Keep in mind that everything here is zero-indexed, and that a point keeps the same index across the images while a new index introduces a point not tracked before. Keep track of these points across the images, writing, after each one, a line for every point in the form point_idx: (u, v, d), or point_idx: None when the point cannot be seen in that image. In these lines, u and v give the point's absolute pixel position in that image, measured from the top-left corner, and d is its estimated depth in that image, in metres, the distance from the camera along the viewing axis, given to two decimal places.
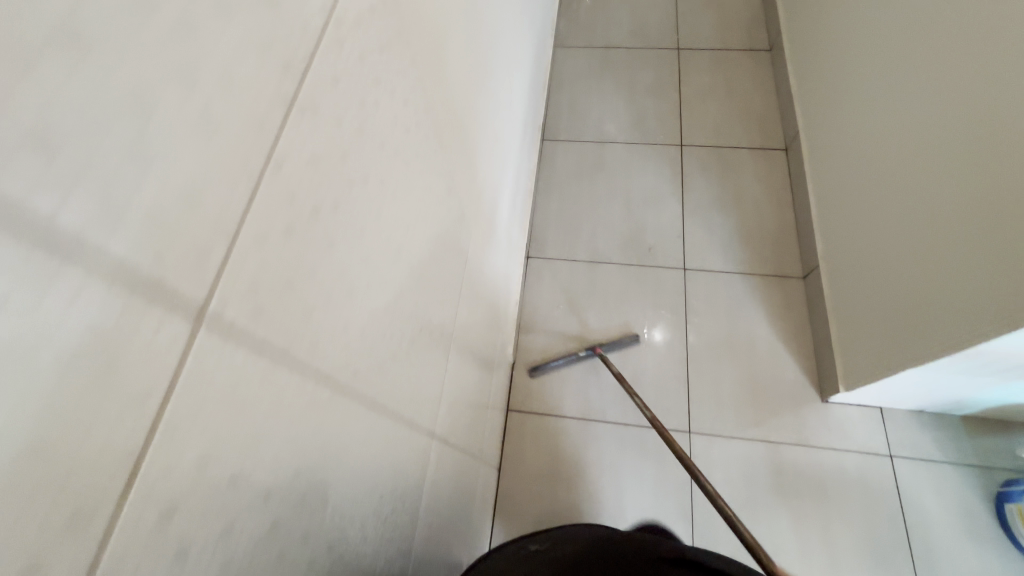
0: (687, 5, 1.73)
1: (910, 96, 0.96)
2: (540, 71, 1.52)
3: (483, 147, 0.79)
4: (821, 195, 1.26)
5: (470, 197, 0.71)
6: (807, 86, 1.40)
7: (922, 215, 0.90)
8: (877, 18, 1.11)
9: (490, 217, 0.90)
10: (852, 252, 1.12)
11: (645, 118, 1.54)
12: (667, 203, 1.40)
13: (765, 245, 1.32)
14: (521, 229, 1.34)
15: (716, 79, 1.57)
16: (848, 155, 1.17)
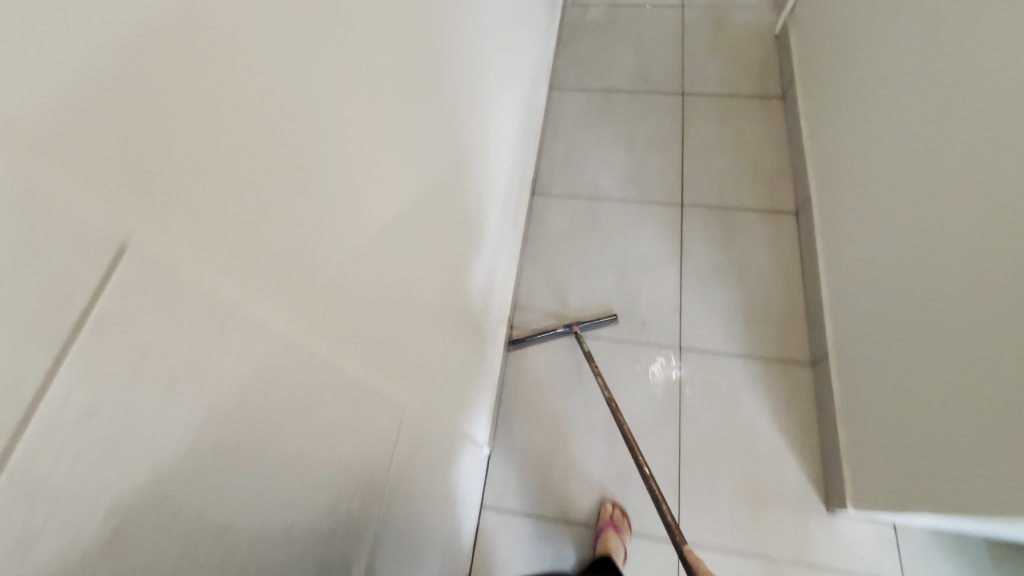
0: (694, 46, 1.63)
1: (940, 170, 0.84)
2: (533, 121, 1.45)
3: (429, 231, 0.70)
4: (830, 272, 1.15)
5: (401, 299, 0.62)
6: (819, 145, 1.29)
7: (945, 310, 0.79)
8: (905, 71, 0.99)
9: (442, 299, 0.81)
10: (859, 343, 1.02)
11: (644, 172, 1.43)
12: (664, 272, 1.30)
13: (770, 325, 1.21)
14: (505, 294, 1.26)
15: (722, 130, 1.46)
16: (858, 233, 1.08)
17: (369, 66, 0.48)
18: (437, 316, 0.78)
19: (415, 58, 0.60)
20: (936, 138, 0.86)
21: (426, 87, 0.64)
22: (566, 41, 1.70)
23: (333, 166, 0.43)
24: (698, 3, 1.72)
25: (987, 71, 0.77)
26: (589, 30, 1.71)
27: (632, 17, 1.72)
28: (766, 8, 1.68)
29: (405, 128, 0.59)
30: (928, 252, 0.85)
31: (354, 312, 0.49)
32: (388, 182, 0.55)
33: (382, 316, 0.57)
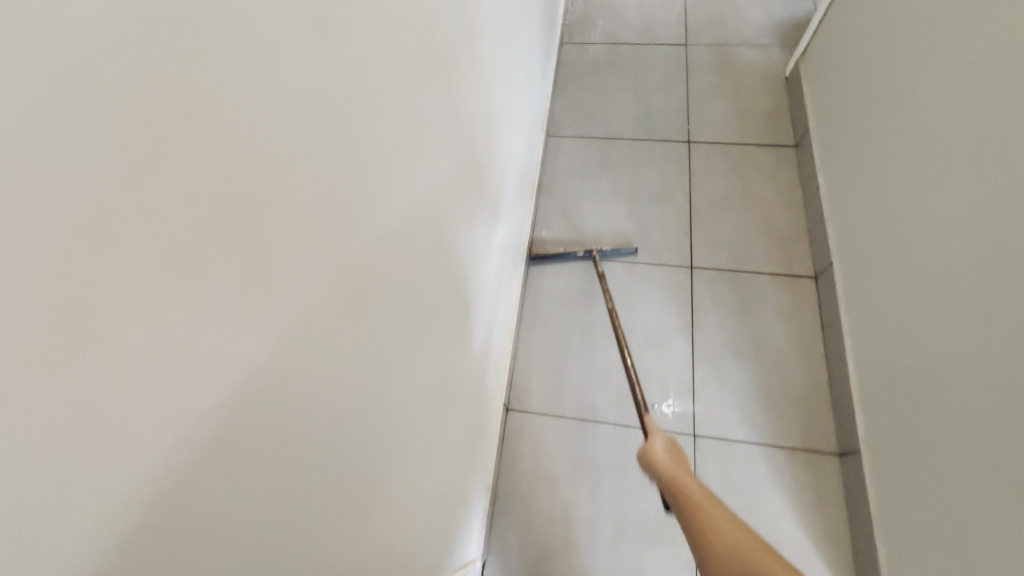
0: (699, 90, 1.54)
1: (993, 242, 0.73)
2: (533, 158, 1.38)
3: (408, 309, 0.60)
4: (856, 339, 1.05)
5: (368, 407, 0.52)
6: (838, 192, 1.20)
7: (1012, 413, 0.68)
8: (931, 120, 0.89)
9: (426, 394, 0.70)
10: (892, 418, 0.92)
11: (649, 231, 1.33)
12: (673, 344, 1.19)
13: (791, 408, 1.10)
14: (505, 349, 1.17)
15: (732, 183, 1.37)
16: (883, 287, 0.99)
17: (345, 123, 0.40)
18: (418, 411, 0.68)
19: (396, 109, 0.51)
20: (967, 187, 0.79)
21: (410, 136, 0.55)
22: (564, 83, 1.61)
23: (299, 255, 0.35)
24: (703, 42, 1.63)
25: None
26: (586, 72, 1.62)
27: (633, 56, 1.63)
28: (774, 48, 1.59)
29: (384, 189, 0.50)
30: (971, 313, 0.76)
31: (296, 458, 0.39)
32: (358, 269, 0.46)
33: (339, 446, 0.46)
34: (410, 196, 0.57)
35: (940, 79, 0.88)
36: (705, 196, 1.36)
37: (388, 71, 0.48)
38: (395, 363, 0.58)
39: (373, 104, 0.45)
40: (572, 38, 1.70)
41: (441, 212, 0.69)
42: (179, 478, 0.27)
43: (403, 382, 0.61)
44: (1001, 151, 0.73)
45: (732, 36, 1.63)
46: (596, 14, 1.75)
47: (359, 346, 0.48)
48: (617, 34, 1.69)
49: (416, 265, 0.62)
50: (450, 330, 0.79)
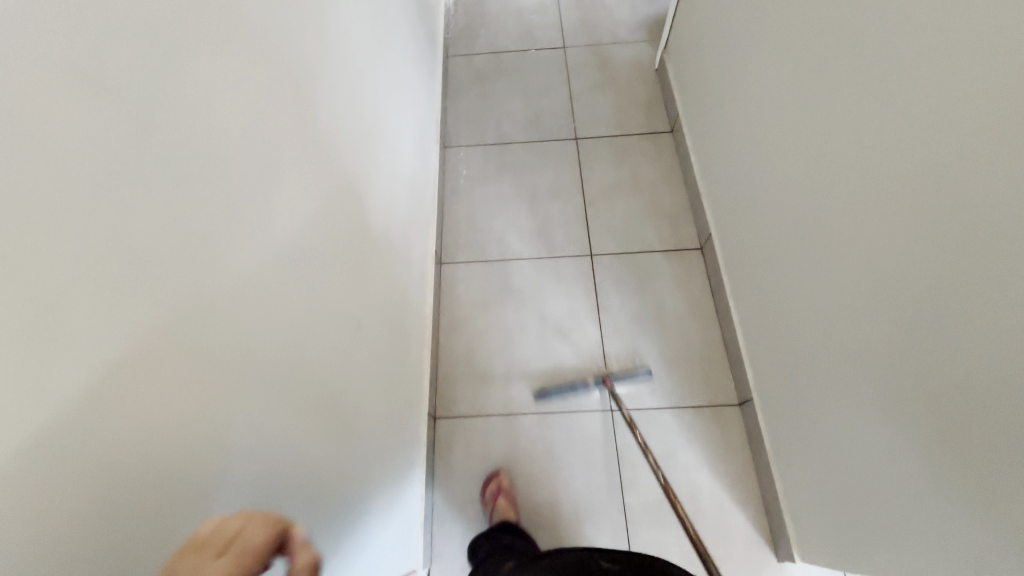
0: (580, 89, 1.63)
1: (822, 197, 0.85)
2: (431, 156, 1.43)
3: (319, 301, 0.66)
4: (739, 295, 1.17)
5: (284, 397, 0.55)
6: (708, 166, 1.32)
7: (858, 341, 0.79)
8: (768, 94, 1.01)
9: (349, 389, 0.74)
10: (774, 359, 1.04)
11: (551, 227, 1.40)
12: (584, 329, 1.26)
13: (694, 369, 1.20)
14: (428, 348, 1.20)
15: (620, 173, 1.47)
16: (754, 242, 1.11)
17: (192, 117, 0.42)
18: (343, 402, 0.72)
19: (274, 122, 0.57)
20: (797, 144, 0.92)
21: (295, 146, 0.62)
22: (454, 95, 1.66)
23: (200, 226, 0.43)
24: (578, 43, 1.73)
25: (844, 98, 0.78)
26: (474, 82, 1.68)
27: (517, 63, 1.70)
28: (643, 43, 1.72)
29: (276, 187, 0.57)
30: (816, 250, 0.88)
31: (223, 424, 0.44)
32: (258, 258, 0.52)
33: (255, 439, 0.49)
34: (306, 200, 0.64)
35: (769, 57, 1.00)
36: (597, 186, 1.45)
37: (263, 90, 0.55)
38: (313, 356, 0.63)
39: (251, 115, 0.52)
40: (457, 51, 1.75)
41: (344, 207, 0.77)
42: (71, 440, 0.30)
43: (314, 397, 0.63)
44: (817, 117, 0.85)
45: (604, 36, 1.75)
46: (477, 25, 1.81)
47: (271, 336, 0.53)
48: (500, 43, 1.76)
49: (309, 272, 0.64)
50: (368, 319, 0.85)
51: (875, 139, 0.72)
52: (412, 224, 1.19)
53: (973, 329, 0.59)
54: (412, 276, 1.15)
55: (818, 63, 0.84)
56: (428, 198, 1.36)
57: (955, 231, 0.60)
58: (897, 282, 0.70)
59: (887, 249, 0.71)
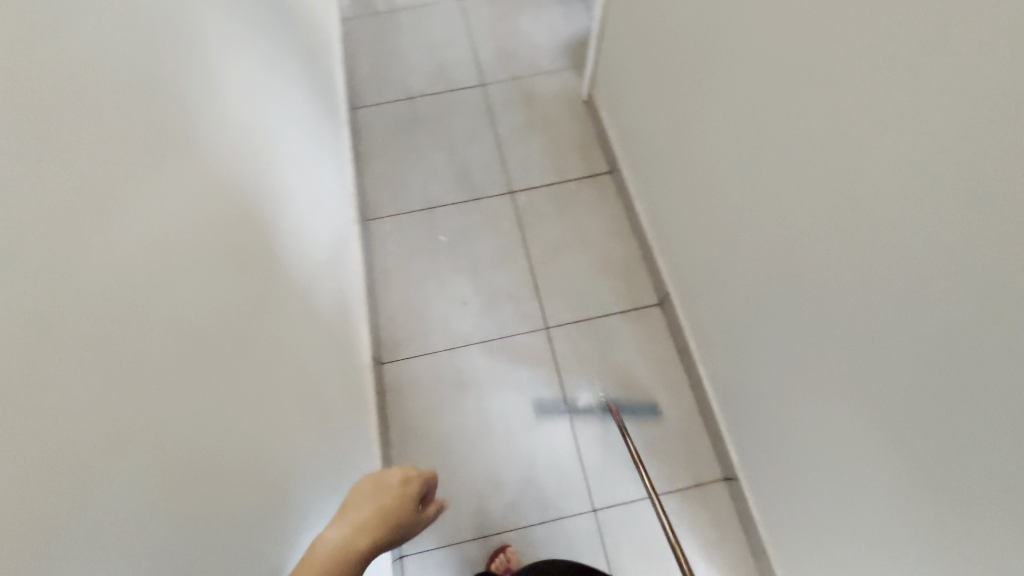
0: (507, 132, 1.49)
1: (781, 287, 0.77)
2: (347, 214, 1.28)
3: (221, 312, 0.62)
4: (708, 362, 1.08)
5: (192, 441, 0.51)
6: (654, 213, 1.21)
7: (846, 453, 0.72)
8: (702, 156, 0.92)
9: (266, 424, 0.69)
10: (756, 441, 0.95)
11: (497, 301, 1.27)
12: (550, 417, 1.16)
13: (672, 446, 1.12)
14: (372, 454, 1.06)
15: (563, 227, 1.35)
16: (714, 307, 1.01)
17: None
18: (260, 443, 0.66)
19: (138, 156, 0.52)
20: (739, 222, 0.84)
21: (178, 144, 0.60)
22: (369, 155, 1.48)
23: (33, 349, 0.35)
24: (498, 79, 1.58)
25: (785, 188, 0.70)
26: (389, 137, 1.51)
27: (434, 109, 1.54)
28: (568, 71, 1.58)
29: (160, 187, 0.54)
30: (782, 339, 0.80)
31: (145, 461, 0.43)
32: (150, 260, 0.50)
33: (162, 503, 0.44)
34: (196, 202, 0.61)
35: (695, 116, 0.90)
36: (541, 246, 1.33)
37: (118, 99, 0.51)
38: (219, 376, 0.59)
39: (105, 123, 0.48)
40: (364, 101, 1.57)
41: (241, 212, 0.74)
42: None
43: None
44: (760, 197, 0.76)
45: (524, 67, 1.60)
46: (384, 68, 1.62)
47: (171, 350, 0.50)
48: (411, 87, 1.58)
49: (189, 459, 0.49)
50: (283, 333, 0.80)
51: (835, 242, 0.63)
52: (329, 235, 1.14)
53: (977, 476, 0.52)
54: (339, 339, 1.05)
55: (752, 141, 0.75)
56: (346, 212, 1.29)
57: (933, 367, 0.54)
58: (884, 403, 0.62)
59: (866, 366, 0.63)
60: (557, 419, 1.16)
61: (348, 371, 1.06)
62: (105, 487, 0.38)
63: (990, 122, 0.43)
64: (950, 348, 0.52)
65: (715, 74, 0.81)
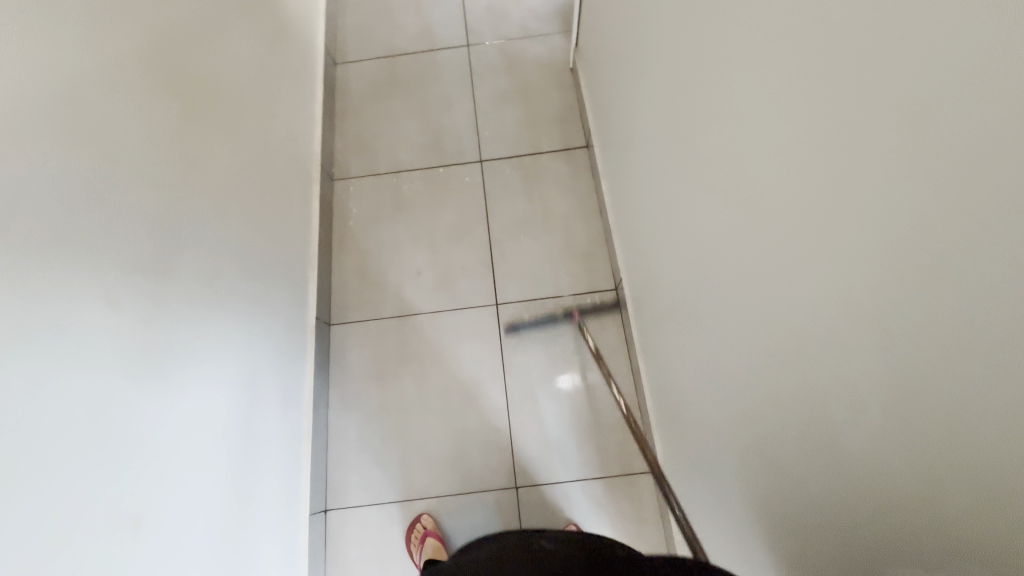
0: (485, 99, 1.44)
1: (714, 283, 0.72)
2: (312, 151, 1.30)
3: (90, 242, 0.61)
4: (649, 354, 1.05)
5: (36, 341, 0.52)
6: (617, 194, 1.16)
7: (746, 463, 0.69)
8: (658, 134, 0.87)
9: (152, 360, 0.70)
10: (680, 437, 0.93)
11: (452, 274, 1.26)
12: (488, 394, 1.16)
13: (605, 435, 1.11)
14: (308, 379, 1.12)
15: (528, 204, 1.31)
16: (658, 295, 0.98)
17: None
18: (145, 367, 0.68)
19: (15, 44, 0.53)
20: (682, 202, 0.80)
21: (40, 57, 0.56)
22: (343, 114, 1.46)
23: None
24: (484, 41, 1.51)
25: (715, 169, 0.67)
26: (366, 97, 1.47)
27: (415, 70, 1.50)
28: (557, 36, 1.50)
29: (31, 90, 0.54)
30: (704, 327, 0.78)
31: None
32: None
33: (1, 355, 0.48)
34: (66, 124, 0.59)
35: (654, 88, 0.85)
36: (503, 221, 1.30)
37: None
38: (86, 299, 0.59)
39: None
40: (346, 58, 1.53)
41: (144, 144, 0.72)
42: None
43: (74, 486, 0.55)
44: (706, 184, 0.71)
45: (514, 30, 1.51)
46: (371, 23, 1.58)
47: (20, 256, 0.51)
48: (395, 46, 1.54)
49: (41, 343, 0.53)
50: (205, 243, 0.85)
51: (757, 236, 0.58)
52: (278, 182, 1.12)
53: (841, 501, 0.48)
54: (284, 262, 1.09)
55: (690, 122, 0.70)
56: (307, 161, 1.27)
57: (803, 355, 0.52)
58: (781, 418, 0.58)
59: (761, 356, 0.61)
60: (496, 396, 1.16)
61: (292, 294, 1.11)
62: None
63: (894, 89, 0.36)
64: (836, 355, 0.46)
65: (676, 43, 0.74)
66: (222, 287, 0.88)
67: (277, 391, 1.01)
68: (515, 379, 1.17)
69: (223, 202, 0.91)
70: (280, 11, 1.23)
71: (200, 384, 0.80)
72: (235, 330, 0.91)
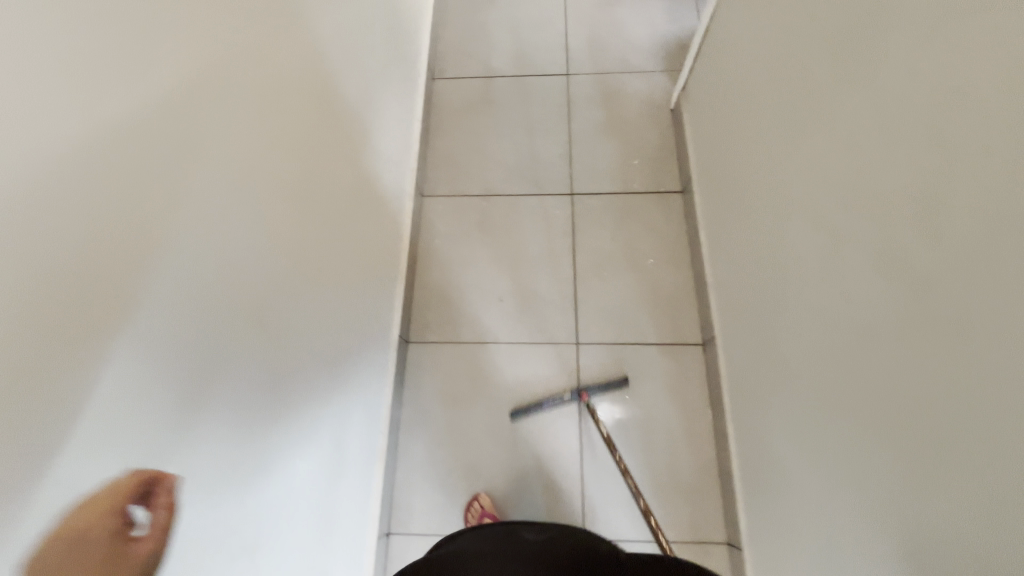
0: (580, 128, 1.42)
1: (857, 366, 0.65)
2: (411, 161, 1.33)
3: (218, 263, 0.61)
4: (741, 419, 1.01)
5: (187, 310, 0.56)
6: (720, 245, 1.12)
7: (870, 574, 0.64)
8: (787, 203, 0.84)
9: (255, 388, 0.70)
10: (773, 516, 0.89)
11: (533, 305, 1.24)
12: (561, 436, 1.13)
13: (680, 496, 1.07)
14: (390, 378, 1.13)
15: (617, 242, 1.28)
16: (760, 361, 0.95)
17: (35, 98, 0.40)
18: (261, 347, 0.71)
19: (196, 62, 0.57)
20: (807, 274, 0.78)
21: (186, 76, 0.56)
22: (436, 131, 1.46)
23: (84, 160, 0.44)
24: (583, 71, 1.49)
25: (857, 243, 0.64)
26: (460, 115, 1.47)
27: (511, 92, 1.49)
28: (659, 73, 1.47)
29: (201, 91, 0.58)
30: (823, 404, 0.74)
31: (37, 430, 0.40)
32: (111, 191, 0.46)
33: (161, 330, 0.52)
34: (196, 148, 0.57)
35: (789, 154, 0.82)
36: (589, 257, 1.27)
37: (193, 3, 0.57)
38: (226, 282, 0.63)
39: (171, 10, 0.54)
40: (443, 73, 1.54)
41: (264, 172, 0.72)
42: None
43: (191, 454, 0.57)
44: (855, 265, 0.66)
45: (615, 63, 1.50)
46: (469, 41, 1.58)
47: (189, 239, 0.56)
48: (492, 65, 1.54)
49: (184, 327, 0.55)
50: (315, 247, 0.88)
51: (944, 329, 0.51)
52: (382, 184, 1.16)
53: None
54: (381, 262, 1.12)
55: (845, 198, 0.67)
56: (402, 172, 1.27)
57: (963, 439, 0.49)
58: (946, 540, 0.51)
59: (894, 431, 0.58)
60: (571, 436, 1.13)
61: (385, 295, 1.13)
62: (107, 288, 0.46)
63: None
64: None
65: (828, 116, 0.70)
66: (317, 307, 0.88)
67: (365, 384, 1.03)
68: (588, 422, 1.13)
69: (333, 202, 0.95)
70: (398, 27, 1.28)
71: (294, 406, 0.80)
72: (331, 345, 0.92)
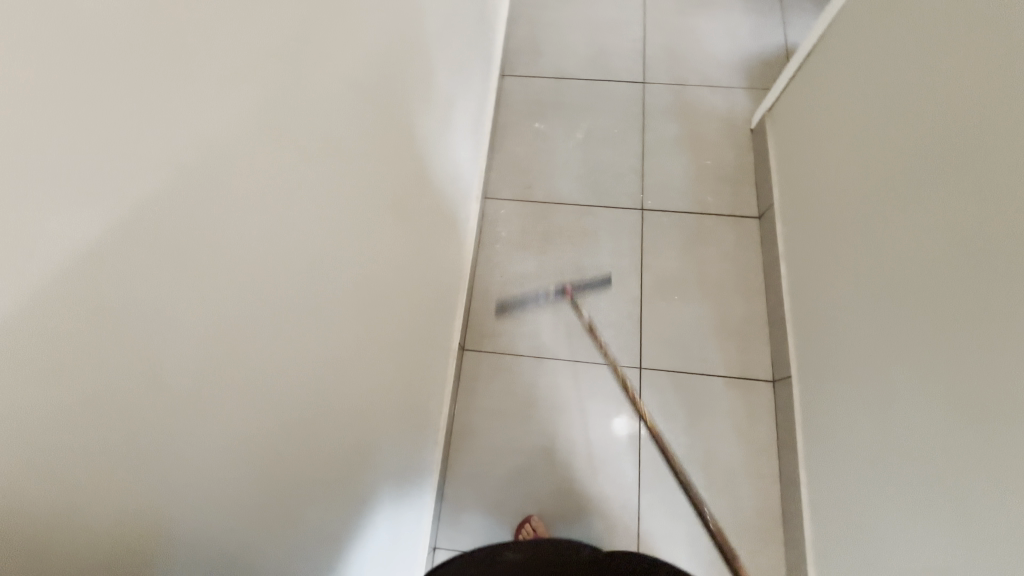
0: (654, 141, 1.36)
1: (996, 428, 0.59)
2: (483, 160, 1.31)
3: (342, 257, 0.61)
4: (813, 467, 0.96)
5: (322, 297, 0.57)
6: (801, 280, 1.06)
7: None
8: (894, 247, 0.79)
9: (358, 379, 0.69)
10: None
11: (595, 323, 1.19)
12: (617, 462, 1.09)
13: (739, 537, 1.02)
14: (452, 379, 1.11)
15: (686, 264, 1.23)
16: (839, 408, 0.90)
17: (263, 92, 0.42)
18: (366, 343, 0.70)
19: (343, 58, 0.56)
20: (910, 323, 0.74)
21: (342, 75, 0.57)
22: (504, 130, 1.41)
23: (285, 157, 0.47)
24: (660, 80, 1.44)
25: (994, 298, 0.61)
26: (528, 116, 1.42)
27: (583, 96, 1.43)
28: (740, 90, 1.41)
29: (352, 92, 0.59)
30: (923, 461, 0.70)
31: (222, 403, 0.42)
32: (291, 182, 0.49)
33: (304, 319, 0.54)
34: (332, 141, 0.55)
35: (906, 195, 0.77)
36: (656, 277, 1.22)
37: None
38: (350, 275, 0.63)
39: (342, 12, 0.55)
40: (513, 70, 1.49)
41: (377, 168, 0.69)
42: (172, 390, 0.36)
43: (301, 444, 0.57)
44: (988, 313, 0.61)
45: (694, 76, 1.44)
46: (542, 39, 1.53)
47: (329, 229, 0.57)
48: (565, 67, 1.48)
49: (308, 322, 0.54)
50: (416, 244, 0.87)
51: None
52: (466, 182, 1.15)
53: None
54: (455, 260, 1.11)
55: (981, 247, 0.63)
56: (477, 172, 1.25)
57: None
58: None
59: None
60: (629, 459, 1.09)
61: (455, 294, 1.12)
62: (278, 273, 0.48)
63: None
64: None
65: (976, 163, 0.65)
66: (401, 303, 0.82)
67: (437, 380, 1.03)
68: (648, 449, 1.09)
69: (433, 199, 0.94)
70: (484, 25, 1.27)
71: (387, 397, 0.80)
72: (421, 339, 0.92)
